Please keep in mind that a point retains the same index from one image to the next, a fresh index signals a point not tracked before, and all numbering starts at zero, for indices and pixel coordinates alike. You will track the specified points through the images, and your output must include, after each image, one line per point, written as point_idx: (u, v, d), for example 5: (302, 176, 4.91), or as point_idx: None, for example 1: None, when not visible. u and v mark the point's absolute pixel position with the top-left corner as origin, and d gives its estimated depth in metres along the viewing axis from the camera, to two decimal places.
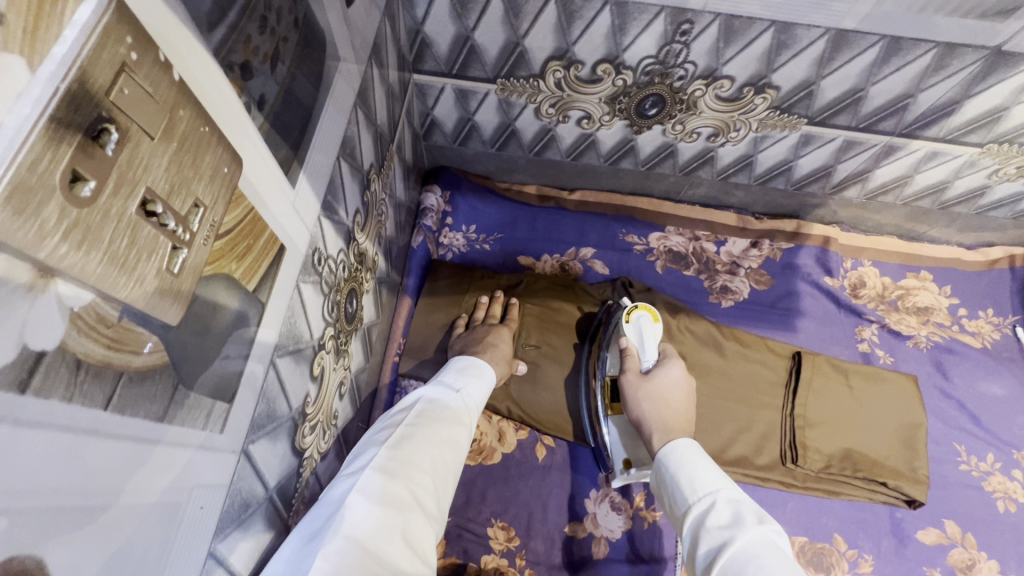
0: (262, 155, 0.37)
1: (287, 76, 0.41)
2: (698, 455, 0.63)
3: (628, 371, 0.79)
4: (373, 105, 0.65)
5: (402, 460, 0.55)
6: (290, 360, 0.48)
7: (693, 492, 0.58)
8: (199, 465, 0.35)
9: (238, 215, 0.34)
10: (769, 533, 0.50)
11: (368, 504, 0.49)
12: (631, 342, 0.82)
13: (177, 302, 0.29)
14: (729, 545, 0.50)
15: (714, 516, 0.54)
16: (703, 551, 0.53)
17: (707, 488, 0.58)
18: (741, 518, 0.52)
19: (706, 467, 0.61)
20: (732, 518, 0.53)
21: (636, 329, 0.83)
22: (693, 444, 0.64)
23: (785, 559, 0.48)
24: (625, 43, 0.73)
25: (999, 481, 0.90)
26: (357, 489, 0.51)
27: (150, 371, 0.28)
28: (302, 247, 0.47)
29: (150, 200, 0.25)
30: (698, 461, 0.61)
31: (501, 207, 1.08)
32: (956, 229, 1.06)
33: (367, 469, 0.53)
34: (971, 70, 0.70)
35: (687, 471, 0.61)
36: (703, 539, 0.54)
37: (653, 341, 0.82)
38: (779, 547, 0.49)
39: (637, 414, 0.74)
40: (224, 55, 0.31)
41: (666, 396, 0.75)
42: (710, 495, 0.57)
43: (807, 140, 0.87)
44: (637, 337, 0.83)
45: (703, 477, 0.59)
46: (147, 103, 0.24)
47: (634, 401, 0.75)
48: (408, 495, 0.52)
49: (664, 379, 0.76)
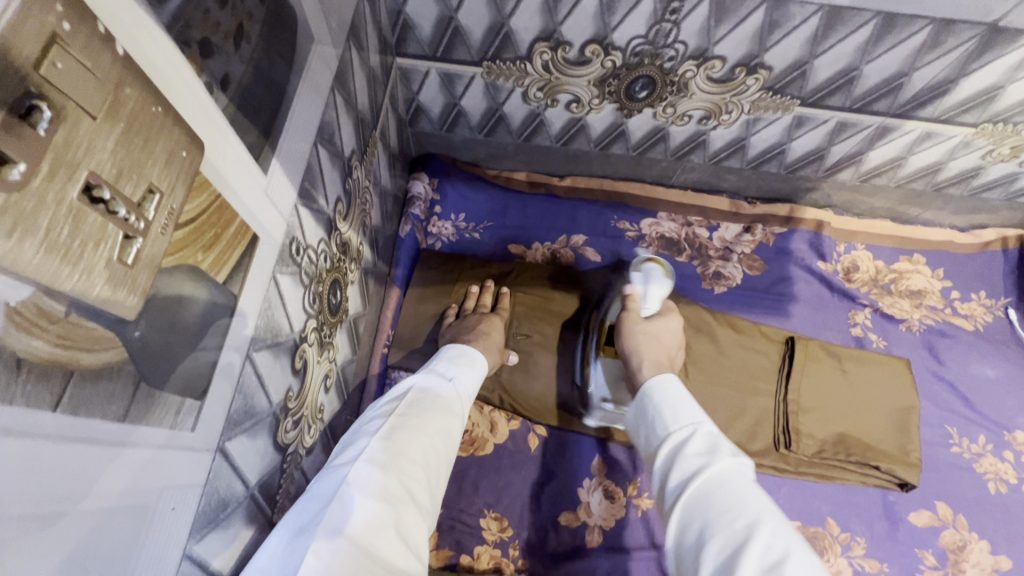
0: (230, 141, 0.35)
1: (256, 56, 0.39)
2: (681, 390, 0.60)
3: (627, 312, 0.79)
4: (352, 89, 0.63)
5: (394, 452, 0.54)
6: (268, 355, 0.47)
7: (670, 422, 0.56)
8: (171, 464, 0.34)
9: (202, 202, 0.32)
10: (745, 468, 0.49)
11: (359, 498, 0.48)
12: (634, 289, 0.82)
13: (133, 294, 0.27)
14: (702, 470, 0.49)
15: (690, 445, 0.52)
16: (671, 474, 0.51)
17: (685, 421, 0.55)
18: (718, 449, 0.51)
19: (687, 402, 0.58)
20: (710, 447, 0.51)
21: (644, 279, 0.83)
22: (678, 381, 0.61)
23: (758, 488, 0.47)
24: (614, 23, 0.71)
25: (991, 462, 0.90)
26: (348, 483, 0.49)
27: (105, 369, 0.27)
28: (277, 236, 0.45)
29: (95, 184, 0.23)
30: (680, 397, 0.58)
31: (490, 195, 1.06)
32: (949, 211, 1.05)
33: (358, 461, 0.52)
34: (966, 48, 0.69)
35: (670, 404, 0.58)
36: (675, 464, 0.52)
37: (658, 297, 0.81)
38: (752, 480, 0.48)
39: (628, 348, 0.73)
40: (180, 30, 0.29)
41: (659, 337, 0.75)
42: (688, 426, 0.54)
43: (800, 122, 0.86)
44: (643, 288, 0.82)
45: (685, 410, 0.56)
46: (87, 81, 0.22)
47: (629, 337, 0.74)
48: (400, 488, 0.51)
49: (661, 325, 0.77)
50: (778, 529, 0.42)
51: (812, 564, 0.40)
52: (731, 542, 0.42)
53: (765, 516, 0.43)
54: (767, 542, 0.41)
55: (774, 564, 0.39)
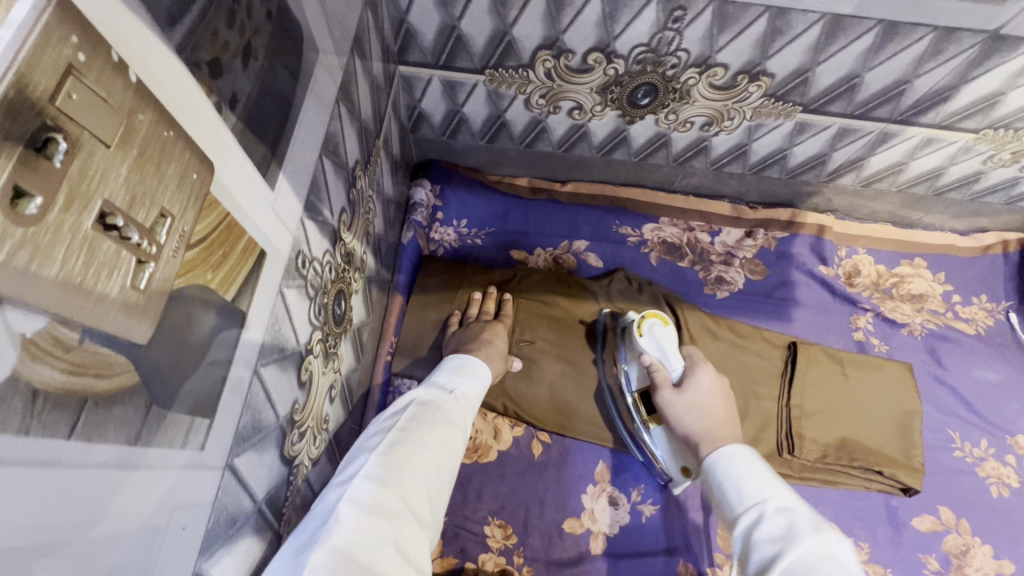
0: (238, 159, 0.35)
1: (263, 71, 0.39)
2: (747, 462, 0.61)
3: (660, 387, 0.76)
4: (356, 99, 0.63)
5: (393, 466, 0.54)
6: (275, 369, 0.47)
7: (741, 503, 0.57)
8: (181, 483, 0.34)
9: (211, 222, 0.32)
10: (827, 543, 0.48)
11: (357, 513, 0.48)
12: (653, 356, 0.79)
13: (145, 318, 0.27)
14: (777, 554, 0.49)
15: (764, 525, 0.53)
16: (750, 557, 0.52)
17: (755, 498, 0.57)
18: (793, 528, 0.51)
19: (756, 478, 0.59)
20: (784, 526, 0.52)
21: (653, 341, 0.79)
22: (743, 452, 0.63)
23: (845, 568, 0.46)
24: (617, 31, 0.71)
25: (993, 466, 0.90)
26: (347, 499, 0.49)
27: (119, 394, 0.27)
28: (285, 250, 0.45)
29: (108, 212, 0.23)
30: (748, 473, 0.60)
31: (492, 201, 1.06)
32: (950, 215, 1.05)
33: (358, 478, 0.52)
34: (968, 55, 0.69)
35: (738, 481, 0.60)
36: (752, 546, 0.53)
37: (673, 348, 0.79)
38: (837, 557, 0.47)
39: (682, 431, 0.72)
40: (190, 52, 0.29)
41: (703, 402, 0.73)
42: (758, 504, 0.56)
43: (802, 128, 0.86)
44: (657, 349, 0.79)
45: (752, 486, 0.58)
46: (101, 110, 0.22)
47: (673, 416, 0.74)
48: (399, 502, 0.51)
49: (697, 385, 0.75)
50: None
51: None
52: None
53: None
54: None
55: None
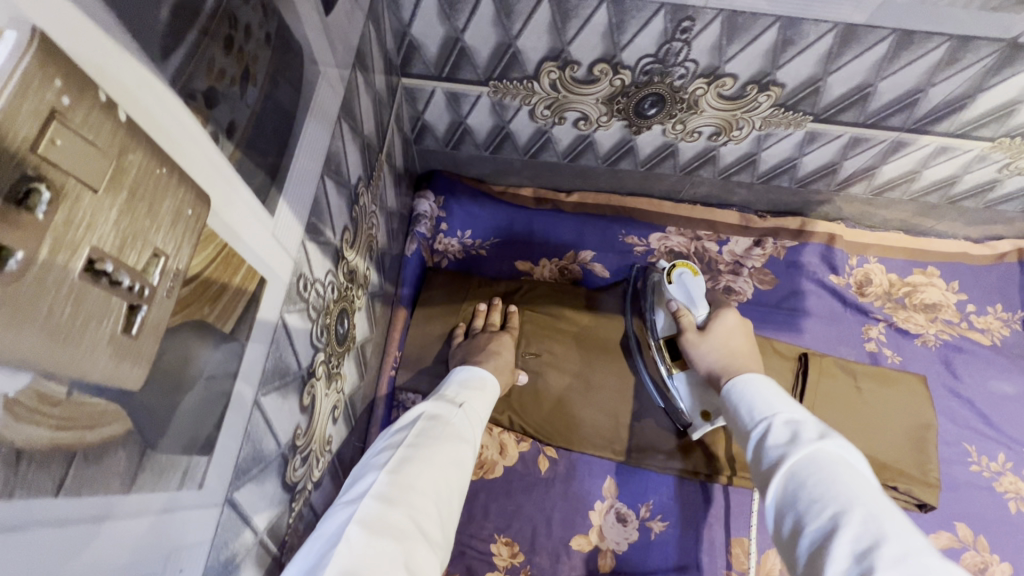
0: (236, 189, 0.34)
1: (262, 96, 0.38)
2: (759, 380, 0.59)
3: (685, 331, 0.75)
4: (358, 115, 0.62)
5: (402, 484, 0.52)
6: (276, 397, 0.46)
7: (750, 417, 0.55)
8: (177, 524, 0.33)
9: (208, 255, 0.31)
10: (831, 447, 0.46)
11: (366, 534, 0.46)
12: (680, 303, 0.78)
13: (138, 364, 0.26)
14: (783, 458, 0.47)
15: (769, 436, 0.51)
16: (758, 465, 0.50)
17: (764, 412, 0.54)
18: (799, 436, 0.48)
19: (766, 392, 0.56)
20: (790, 435, 0.49)
21: (682, 288, 0.78)
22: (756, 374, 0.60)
23: (853, 471, 0.44)
24: (623, 42, 0.70)
25: (1011, 481, 0.88)
26: (355, 520, 0.48)
27: (110, 443, 0.26)
28: (285, 276, 0.44)
29: (97, 258, 0.22)
30: (758, 389, 0.57)
31: (497, 211, 1.04)
32: (963, 223, 1.03)
33: (367, 497, 0.50)
34: (985, 64, 0.67)
35: (750, 398, 0.57)
36: (760, 454, 0.51)
37: (701, 293, 0.78)
38: (844, 460, 0.45)
39: (706, 369, 0.71)
40: (184, 83, 0.28)
41: (728, 344, 0.71)
42: (767, 416, 0.53)
43: (812, 138, 0.84)
44: (684, 294, 0.78)
45: (762, 402, 0.55)
46: (88, 154, 0.21)
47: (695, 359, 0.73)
48: (408, 522, 0.49)
49: (722, 328, 0.73)
50: (869, 513, 0.40)
51: (909, 546, 0.37)
52: (822, 531, 0.41)
53: (853, 500, 0.41)
54: (857, 529, 0.39)
55: (866, 549, 0.37)
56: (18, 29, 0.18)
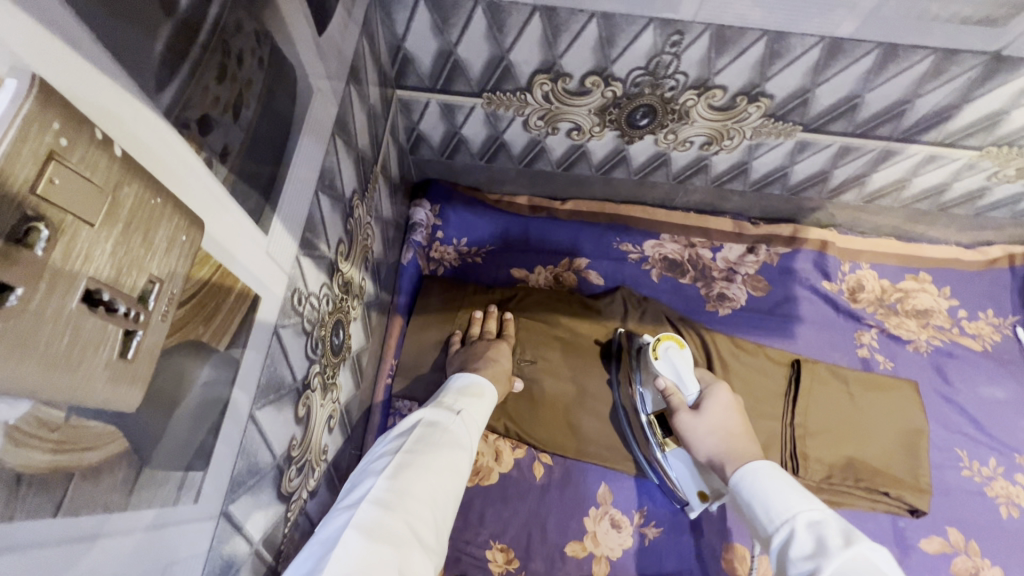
0: (230, 212, 0.35)
1: (256, 118, 0.39)
2: (770, 475, 0.56)
3: (677, 411, 0.73)
4: (352, 129, 0.63)
5: (399, 490, 0.53)
6: (272, 410, 0.47)
7: (771, 521, 0.51)
8: (172, 540, 0.34)
9: (203, 277, 0.32)
10: (861, 556, 0.42)
11: (363, 539, 0.47)
12: (668, 380, 0.77)
13: (134, 385, 0.27)
14: (810, 573, 0.43)
15: (795, 545, 0.48)
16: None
17: (784, 515, 0.51)
18: (826, 544, 0.45)
19: (783, 490, 0.53)
20: (817, 543, 0.46)
21: (668, 363, 0.78)
22: (766, 466, 0.57)
23: None
24: (614, 55, 0.71)
25: (1002, 486, 0.89)
26: (353, 525, 0.48)
27: (107, 464, 0.27)
28: (279, 291, 0.45)
29: (95, 288, 0.23)
30: (774, 487, 0.54)
31: (493, 218, 1.05)
32: (955, 229, 1.04)
33: (365, 503, 0.51)
34: (969, 76, 0.68)
35: (767, 498, 0.53)
36: (788, 567, 0.47)
37: (688, 369, 0.77)
38: (878, 570, 0.41)
39: (705, 454, 0.68)
40: (178, 114, 0.29)
41: (723, 425, 0.69)
42: (788, 521, 0.50)
43: (802, 147, 0.85)
44: (672, 371, 0.77)
45: (779, 502, 0.52)
46: (86, 190, 0.22)
47: (691, 441, 0.70)
48: (405, 528, 0.50)
49: (715, 408, 0.71)
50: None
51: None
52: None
53: None
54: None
55: None
56: (18, 78, 0.19)
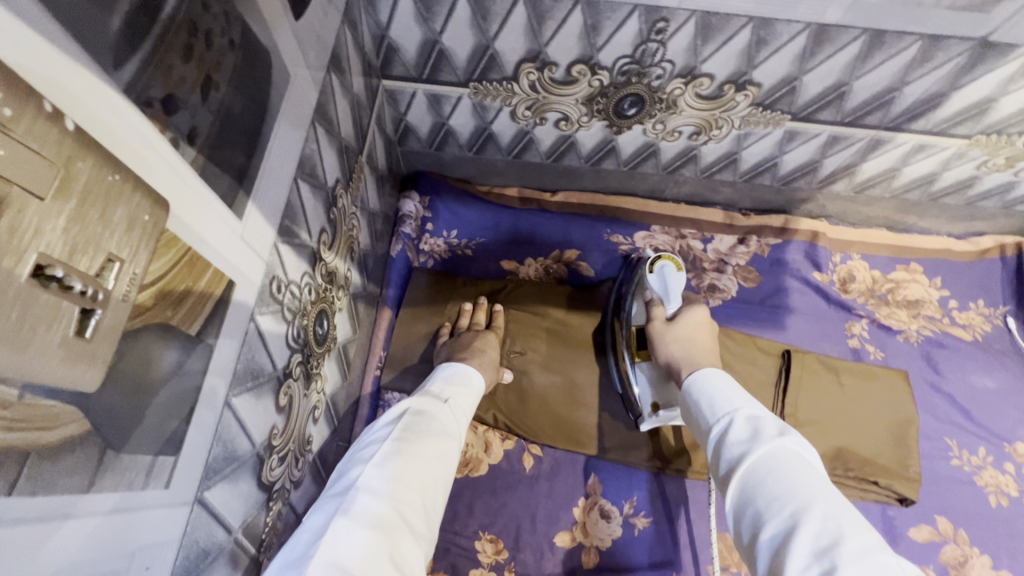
0: (199, 194, 0.35)
1: (227, 101, 0.38)
2: (719, 376, 0.58)
3: (653, 321, 0.76)
4: (335, 119, 0.63)
5: (388, 477, 0.53)
6: (249, 398, 0.46)
7: (711, 413, 0.54)
8: (141, 525, 0.33)
9: (169, 259, 0.32)
10: (790, 446, 0.47)
11: (355, 527, 0.47)
12: (655, 294, 0.79)
13: (92, 367, 0.27)
14: (744, 459, 0.48)
15: (730, 432, 0.51)
16: (719, 461, 0.51)
17: (724, 408, 0.54)
18: (760, 433, 0.49)
19: (726, 389, 0.56)
20: (751, 432, 0.50)
21: (660, 279, 0.78)
22: (718, 371, 0.59)
23: (813, 471, 0.45)
24: (600, 43, 0.70)
25: (991, 475, 0.89)
26: (342, 513, 0.48)
27: (67, 445, 0.26)
28: (255, 278, 0.45)
29: (45, 264, 0.23)
30: (719, 385, 0.57)
31: (483, 211, 1.04)
32: (946, 219, 1.04)
33: (354, 491, 0.51)
34: (957, 63, 0.68)
35: (710, 394, 0.56)
36: (721, 451, 0.51)
37: (678, 288, 0.77)
38: (802, 459, 0.46)
39: (666, 359, 0.71)
40: (139, 91, 0.29)
41: (693, 337, 0.72)
42: (726, 412, 0.53)
43: (791, 136, 0.85)
44: (660, 286, 0.78)
45: (721, 397, 0.55)
46: (34, 162, 0.22)
47: (659, 343, 0.74)
48: (395, 515, 0.50)
49: (691, 321, 0.74)
50: (826, 509, 0.41)
51: (864, 540, 0.38)
52: (781, 531, 0.42)
53: (813, 501, 0.41)
54: (815, 524, 0.40)
55: (825, 547, 0.38)
56: None
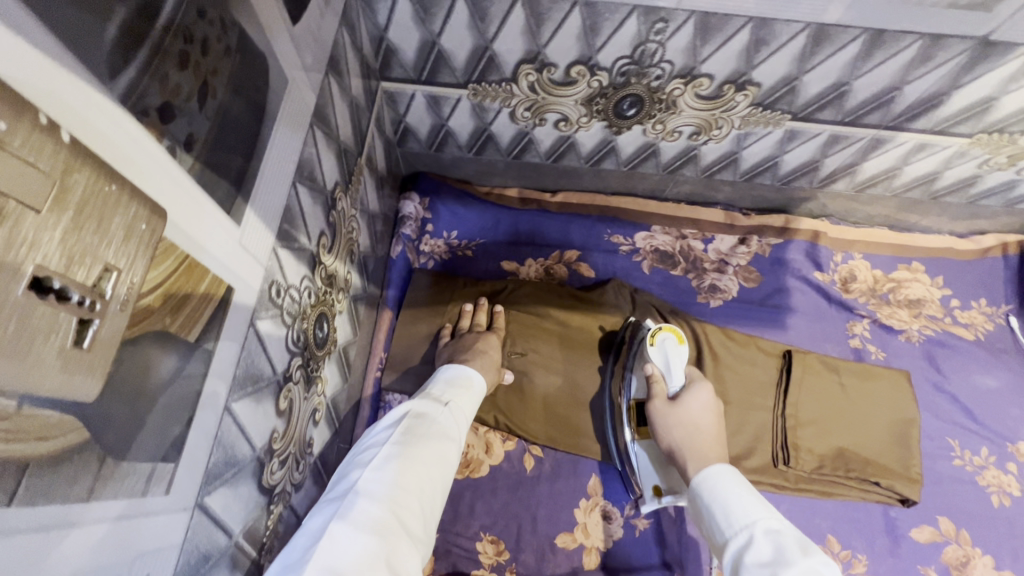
0: (196, 201, 0.35)
1: (223, 107, 0.38)
2: (736, 483, 0.59)
3: (653, 399, 0.74)
4: (333, 122, 0.63)
5: (387, 481, 0.53)
6: (249, 402, 0.46)
7: (730, 527, 0.54)
8: (142, 531, 0.34)
9: (167, 267, 0.32)
10: (813, 566, 0.45)
11: (353, 531, 0.47)
12: (656, 368, 0.77)
13: (91, 375, 0.27)
14: None
15: (751, 550, 0.50)
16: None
17: (743, 521, 0.53)
18: (781, 550, 0.47)
19: (745, 500, 0.56)
20: (772, 549, 0.49)
21: (662, 353, 0.77)
22: (734, 476, 0.60)
23: None
24: (598, 44, 0.70)
25: (993, 474, 0.89)
26: (340, 517, 0.48)
27: (66, 454, 0.26)
28: (254, 283, 0.45)
29: (43, 275, 0.23)
30: (737, 494, 0.57)
31: (483, 212, 1.05)
32: (947, 218, 1.04)
33: (352, 495, 0.51)
34: (958, 62, 0.68)
35: (727, 504, 0.56)
36: (741, 570, 0.49)
37: (680, 364, 0.76)
38: None
39: (668, 444, 0.70)
40: (136, 100, 0.29)
41: (697, 421, 0.70)
42: (746, 527, 0.52)
43: (792, 136, 0.85)
44: (663, 362, 0.77)
45: (739, 508, 0.55)
46: (30, 176, 0.22)
47: (662, 428, 0.72)
48: (393, 519, 0.50)
49: (695, 404, 0.72)
50: None
51: None
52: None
53: None
54: None
55: None
56: None
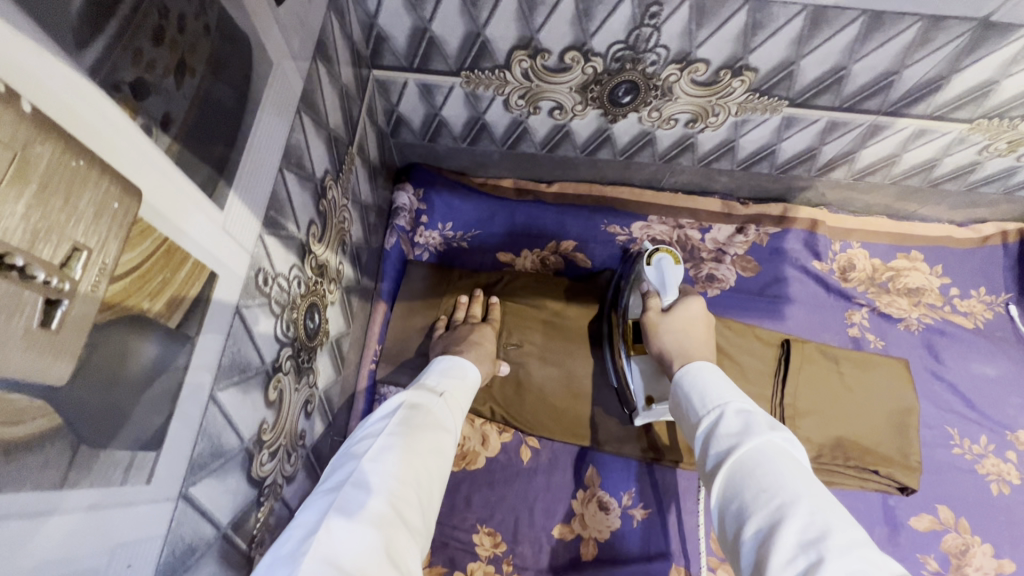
0: (175, 182, 0.34)
1: (203, 88, 0.37)
2: (709, 369, 0.58)
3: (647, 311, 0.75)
4: (322, 109, 0.61)
5: (383, 472, 0.52)
6: (236, 392, 0.45)
7: (701, 405, 0.53)
8: (122, 521, 0.33)
9: (145, 248, 0.31)
10: (781, 441, 0.46)
11: (349, 523, 0.46)
12: (652, 286, 0.78)
13: (61, 359, 0.26)
14: (732, 452, 0.47)
15: (720, 425, 0.50)
16: (706, 454, 0.50)
17: (714, 401, 0.53)
18: (750, 426, 0.48)
19: (717, 382, 0.55)
20: (741, 425, 0.49)
21: (657, 271, 0.78)
22: (708, 364, 0.58)
23: (802, 469, 0.44)
24: (592, 29, 0.69)
25: (993, 463, 0.88)
26: (335, 509, 0.47)
27: (34, 443, 0.26)
28: (239, 270, 0.44)
29: (4, 252, 0.23)
30: (709, 378, 0.56)
31: (478, 203, 1.04)
32: (947, 206, 1.03)
33: (347, 486, 0.50)
34: (958, 44, 0.66)
35: (699, 387, 0.55)
36: (710, 443, 0.50)
37: (675, 281, 0.76)
38: (791, 455, 0.45)
39: (658, 349, 0.70)
40: (105, 75, 0.28)
41: (688, 326, 0.70)
42: (716, 405, 0.52)
43: (789, 123, 0.84)
44: (657, 278, 0.77)
45: (711, 389, 0.54)
46: None
47: (654, 335, 0.72)
48: (390, 510, 0.49)
49: (685, 315, 0.72)
50: (815, 508, 0.39)
51: (852, 539, 0.37)
52: (768, 524, 0.40)
53: (802, 499, 0.40)
54: (803, 521, 0.39)
55: (813, 541, 0.37)
56: None
